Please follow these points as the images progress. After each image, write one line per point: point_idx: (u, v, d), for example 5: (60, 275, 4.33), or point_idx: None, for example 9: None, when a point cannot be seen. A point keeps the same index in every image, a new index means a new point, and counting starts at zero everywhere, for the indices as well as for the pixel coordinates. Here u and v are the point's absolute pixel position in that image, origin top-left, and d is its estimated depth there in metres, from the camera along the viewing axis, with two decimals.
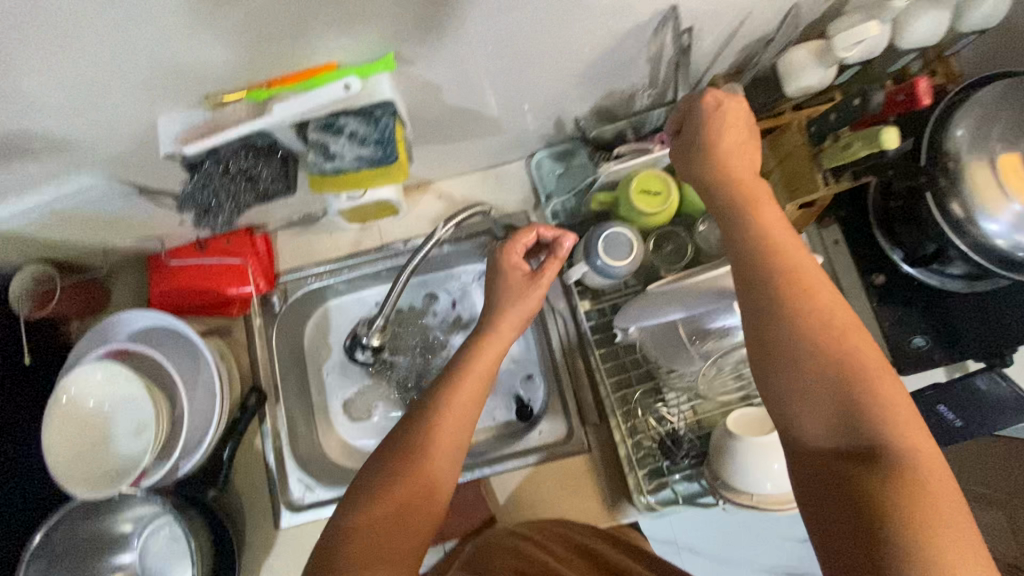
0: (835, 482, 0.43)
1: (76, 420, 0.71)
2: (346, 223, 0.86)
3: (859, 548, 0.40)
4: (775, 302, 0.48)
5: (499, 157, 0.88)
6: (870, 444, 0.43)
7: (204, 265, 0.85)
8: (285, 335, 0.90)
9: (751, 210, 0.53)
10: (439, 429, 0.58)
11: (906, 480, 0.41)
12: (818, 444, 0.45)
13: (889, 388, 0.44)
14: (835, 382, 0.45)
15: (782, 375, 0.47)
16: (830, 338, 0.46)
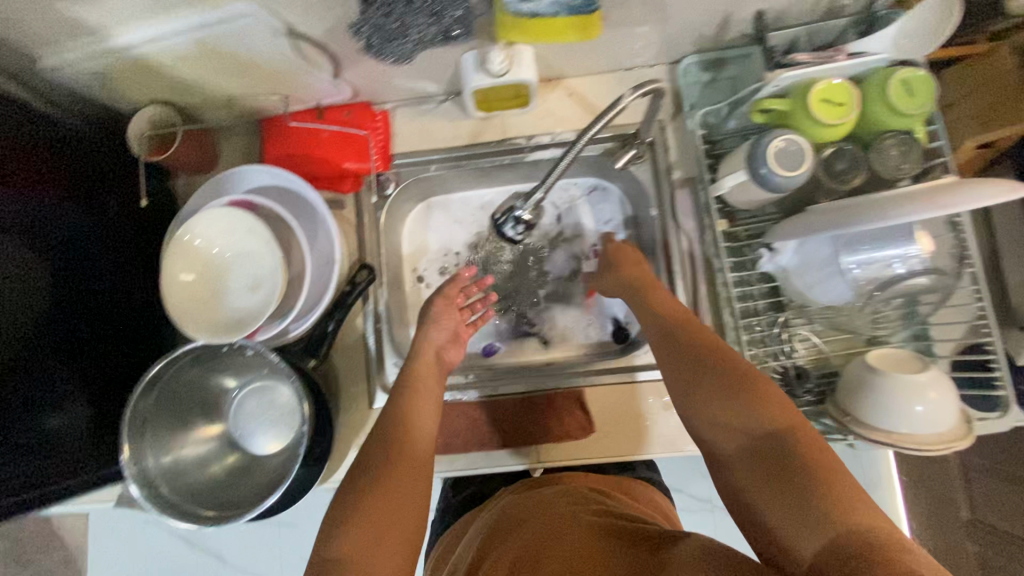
0: (783, 526, 0.47)
1: (196, 265, 0.69)
2: (472, 108, 0.81)
3: (827, 557, 0.43)
4: (686, 351, 0.61)
5: (643, 59, 0.81)
6: (779, 488, 0.48)
7: (322, 134, 0.81)
8: (389, 220, 0.88)
9: (679, 319, 0.64)
10: (405, 413, 0.67)
11: (805, 467, 0.48)
12: (749, 468, 0.51)
13: (770, 401, 0.52)
14: (760, 425, 0.52)
15: (720, 433, 0.54)
16: (711, 362, 0.58)
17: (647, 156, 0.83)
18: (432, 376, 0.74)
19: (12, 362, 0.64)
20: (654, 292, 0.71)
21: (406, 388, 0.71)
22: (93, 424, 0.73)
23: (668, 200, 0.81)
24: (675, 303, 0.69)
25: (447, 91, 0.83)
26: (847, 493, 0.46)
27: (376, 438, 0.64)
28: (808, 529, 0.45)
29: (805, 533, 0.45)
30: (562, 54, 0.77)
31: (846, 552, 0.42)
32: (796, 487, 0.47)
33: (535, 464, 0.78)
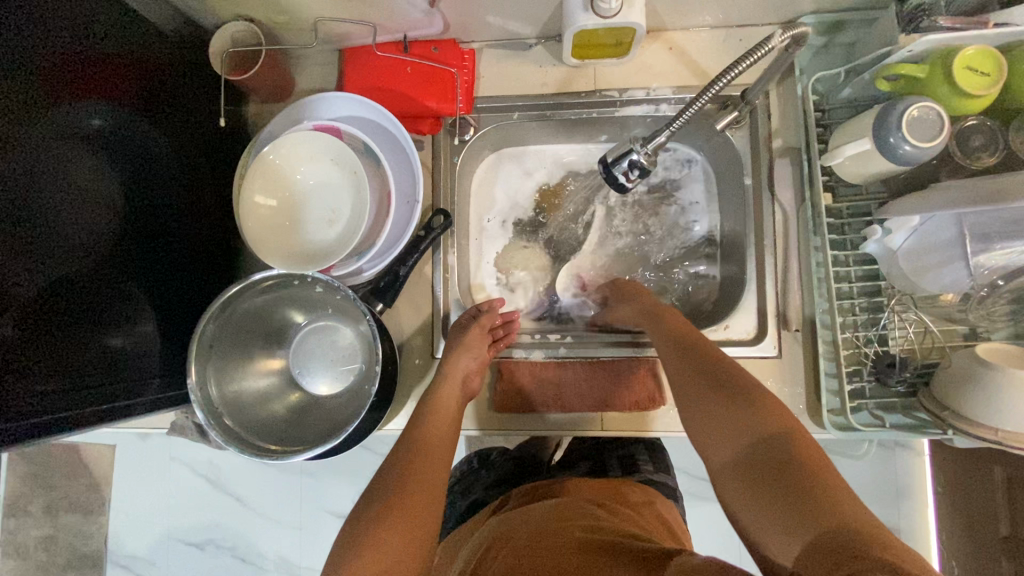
0: (782, 516, 0.45)
1: (279, 189, 0.67)
2: (567, 54, 0.76)
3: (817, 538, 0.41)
4: (690, 358, 0.61)
5: (754, 15, 0.75)
6: (773, 485, 0.47)
7: (406, 68, 0.76)
8: (464, 167, 0.84)
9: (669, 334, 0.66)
10: (416, 466, 0.64)
11: (801, 469, 0.46)
12: (739, 473, 0.50)
13: (762, 415, 0.51)
14: (750, 426, 0.51)
15: (713, 442, 0.53)
16: (710, 371, 0.58)
17: (746, 120, 0.78)
18: (446, 420, 0.70)
19: (84, 272, 0.62)
20: (674, 317, 0.69)
21: (425, 442, 0.67)
22: (156, 346, 0.71)
23: (766, 169, 0.76)
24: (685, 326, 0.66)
25: (540, 34, 0.79)
26: (840, 490, 0.44)
27: (380, 495, 0.61)
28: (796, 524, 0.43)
29: (792, 527, 0.43)
30: (672, 2, 0.72)
31: (832, 539, 0.40)
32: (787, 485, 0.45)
33: (597, 432, 0.76)
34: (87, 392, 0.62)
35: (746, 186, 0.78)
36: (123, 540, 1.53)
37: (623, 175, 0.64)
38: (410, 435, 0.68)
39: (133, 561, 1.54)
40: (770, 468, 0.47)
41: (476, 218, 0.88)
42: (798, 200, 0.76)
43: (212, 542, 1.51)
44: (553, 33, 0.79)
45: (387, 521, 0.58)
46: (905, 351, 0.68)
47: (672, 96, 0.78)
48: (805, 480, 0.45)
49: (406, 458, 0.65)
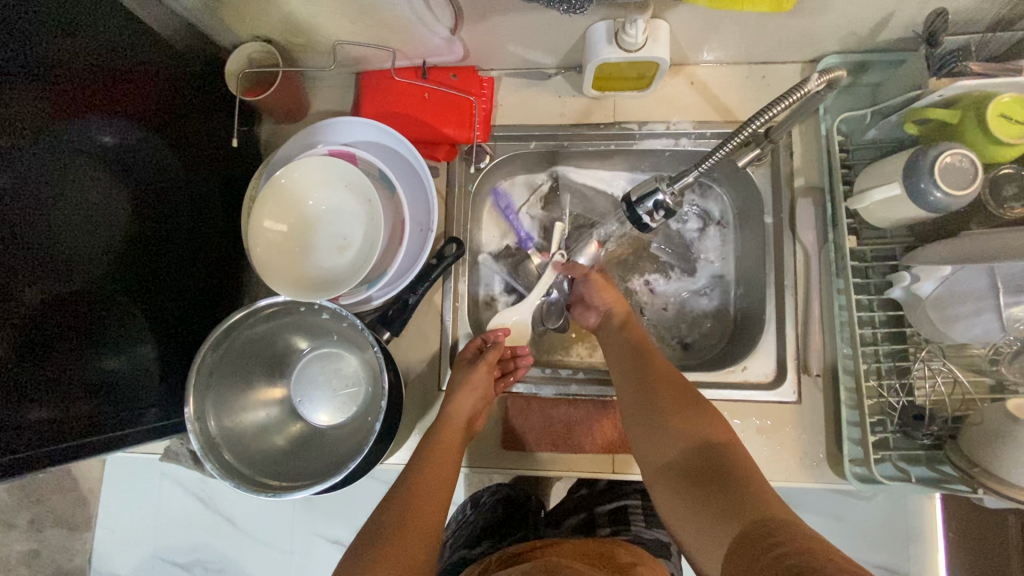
0: (706, 513, 0.49)
1: (289, 214, 0.65)
2: (587, 87, 0.75)
3: (739, 536, 0.45)
4: (638, 363, 0.65)
5: (778, 53, 0.74)
6: (699, 485, 0.51)
7: (425, 94, 0.76)
8: (478, 195, 0.83)
9: (625, 332, 0.70)
10: (409, 519, 0.59)
11: (733, 471, 0.51)
12: (678, 474, 0.54)
13: (704, 428, 0.56)
14: (687, 434, 0.56)
15: (652, 446, 0.57)
16: (655, 379, 0.62)
17: (767, 158, 0.76)
18: (445, 466, 0.66)
19: (82, 292, 0.60)
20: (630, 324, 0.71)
21: (417, 487, 0.63)
22: (154, 370, 0.69)
23: (787, 208, 0.75)
24: (642, 334, 0.70)
25: (560, 64, 0.78)
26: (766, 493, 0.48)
27: (366, 546, 0.57)
28: (725, 520, 0.47)
29: (722, 522, 0.47)
30: (695, 36, 0.71)
31: (759, 532, 0.44)
32: (721, 488, 0.50)
33: (608, 474, 0.73)
34: (77, 418, 0.59)
35: (766, 225, 0.76)
36: (108, 557, 1.50)
37: (646, 214, 0.63)
38: (404, 485, 0.64)
39: None
40: (709, 472, 0.52)
41: (488, 245, 0.86)
42: (819, 241, 0.74)
43: (198, 563, 1.47)
44: (573, 64, 0.77)
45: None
46: (931, 402, 0.66)
47: (692, 131, 0.77)
48: (736, 483, 0.50)
49: (400, 511, 0.60)
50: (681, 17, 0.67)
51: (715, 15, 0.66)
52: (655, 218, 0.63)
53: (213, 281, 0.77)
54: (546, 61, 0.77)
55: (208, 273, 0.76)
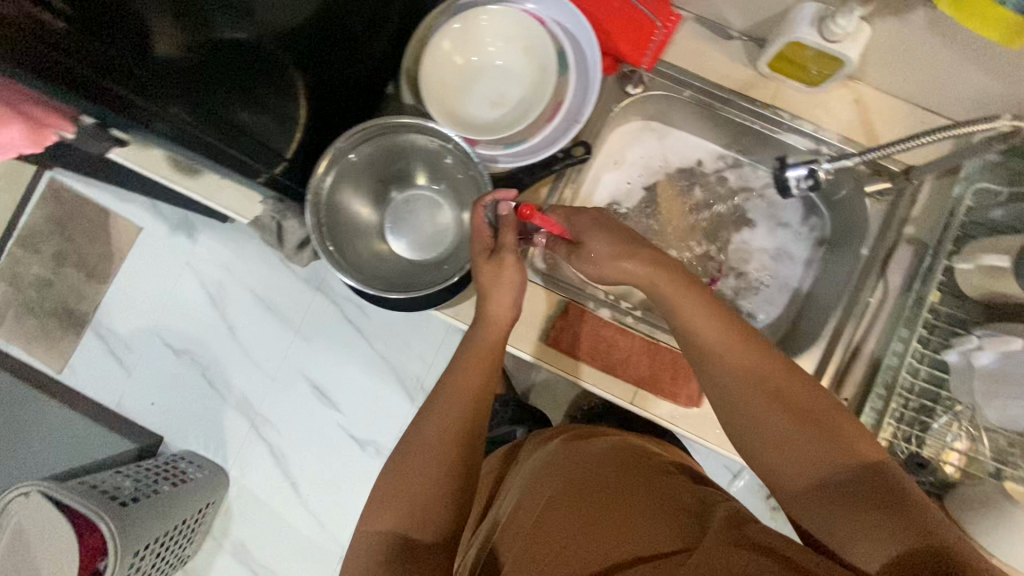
0: (857, 525, 0.49)
1: (467, 49, 0.70)
2: (764, 59, 0.77)
3: (911, 553, 0.46)
4: (733, 350, 0.58)
5: (947, 105, 0.77)
6: (849, 490, 0.50)
7: (616, 3, 0.78)
8: (613, 117, 0.86)
9: (698, 304, 0.60)
10: (405, 465, 0.62)
11: (882, 483, 0.50)
12: (816, 491, 0.52)
13: (843, 442, 0.52)
14: (816, 440, 0.53)
15: (771, 446, 0.55)
16: (761, 372, 0.57)
17: (889, 196, 0.79)
18: (479, 367, 0.67)
19: (255, 40, 0.66)
20: (685, 306, 0.61)
21: (413, 440, 0.64)
22: (284, 140, 0.71)
23: (888, 247, 0.78)
24: (697, 295, 0.61)
25: (746, 30, 0.80)
26: (926, 504, 0.48)
27: (406, 444, 0.64)
28: (885, 533, 0.47)
29: (879, 534, 0.48)
30: (886, 54, 0.73)
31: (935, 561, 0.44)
32: (869, 481, 0.50)
33: (626, 404, 0.79)
34: (194, 123, 0.60)
35: (861, 255, 0.80)
36: (116, 316, 1.75)
37: (793, 181, 0.77)
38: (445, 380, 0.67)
39: (114, 338, 1.75)
40: (869, 483, 0.50)
41: (601, 170, 0.91)
42: (901, 287, 0.77)
43: (189, 353, 1.73)
44: (759, 35, 0.80)
45: (406, 471, 0.62)
46: (934, 459, 0.71)
47: (836, 143, 0.79)
48: (892, 496, 0.49)
49: (419, 431, 0.64)
50: (887, 29, 0.69)
51: (919, 40, 0.68)
52: (805, 185, 0.77)
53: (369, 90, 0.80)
54: (736, 21, 0.79)
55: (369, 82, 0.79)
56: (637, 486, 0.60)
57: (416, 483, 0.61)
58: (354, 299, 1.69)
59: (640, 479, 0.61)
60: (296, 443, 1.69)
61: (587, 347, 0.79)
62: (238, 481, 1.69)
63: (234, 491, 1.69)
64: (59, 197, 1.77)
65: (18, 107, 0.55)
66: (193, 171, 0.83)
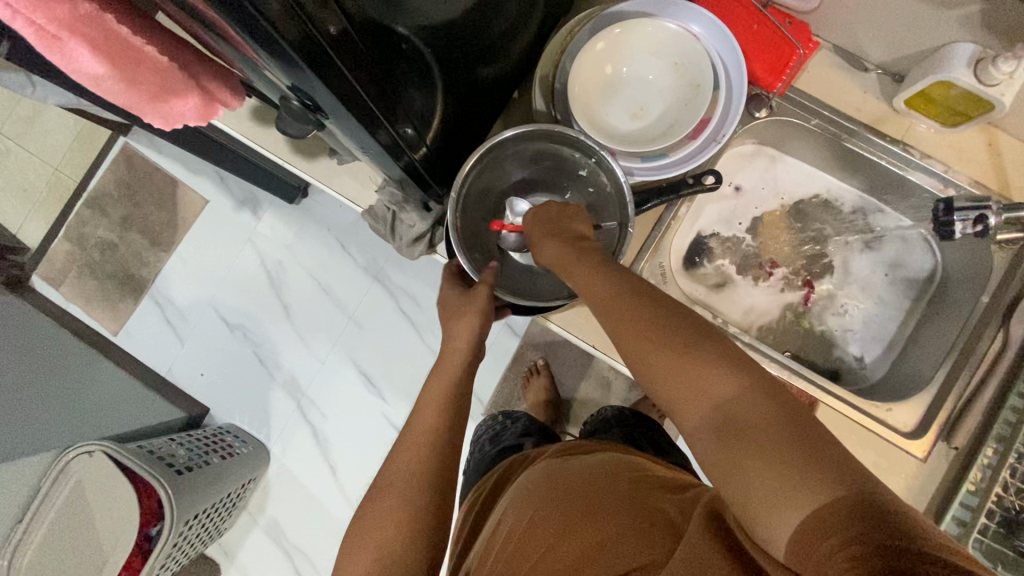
0: (761, 492, 0.39)
1: (619, 57, 0.69)
2: (902, 94, 0.76)
3: (827, 526, 0.36)
4: (624, 303, 0.53)
5: None
6: (746, 440, 0.42)
7: (756, 25, 0.77)
8: (732, 138, 0.86)
9: (601, 267, 0.57)
10: (387, 510, 0.60)
11: (794, 435, 0.40)
12: (711, 450, 0.44)
13: (735, 390, 0.44)
14: (717, 392, 0.45)
15: (671, 400, 0.48)
16: (645, 318, 0.51)
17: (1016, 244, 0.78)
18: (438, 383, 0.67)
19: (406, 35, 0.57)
20: (596, 276, 0.56)
21: (390, 475, 0.63)
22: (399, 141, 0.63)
23: (1011, 297, 0.76)
24: (594, 275, 0.57)
25: (883, 63, 0.79)
26: (846, 459, 0.38)
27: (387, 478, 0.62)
28: (796, 497, 0.38)
29: (786, 500, 0.38)
30: None
31: (846, 520, 0.36)
32: (775, 435, 0.41)
33: None
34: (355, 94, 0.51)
35: (979, 303, 0.78)
36: (175, 285, 1.78)
37: (961, 223, 0.72)
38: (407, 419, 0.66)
39: (171, 306, 1.78)
40: (754, 430, 0.42)
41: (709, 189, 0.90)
42: None
43: (243, 328, 1.75)
44: (896, 70, 0.79)
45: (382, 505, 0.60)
46: None
47: (966, 186, 0.78)
48: (800, 452, 0.39)
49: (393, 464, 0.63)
50: None
51: None
52: (971, 230, 0.72)
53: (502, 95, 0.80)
54: (875, 53, 0.78)
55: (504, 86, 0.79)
56: (619, 490, 0.58)
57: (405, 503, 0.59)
58: (410, 291, 1.70)
59: (606, 486, 0.59)
60: (339, 428, 1.70)
61: None
62: (279, 460, 1.70)
63: (274, 470, 1.70)
64: (131, 162, 1.80)
65: (201, 84, 0.57)
66: (312, 155, 0.84)
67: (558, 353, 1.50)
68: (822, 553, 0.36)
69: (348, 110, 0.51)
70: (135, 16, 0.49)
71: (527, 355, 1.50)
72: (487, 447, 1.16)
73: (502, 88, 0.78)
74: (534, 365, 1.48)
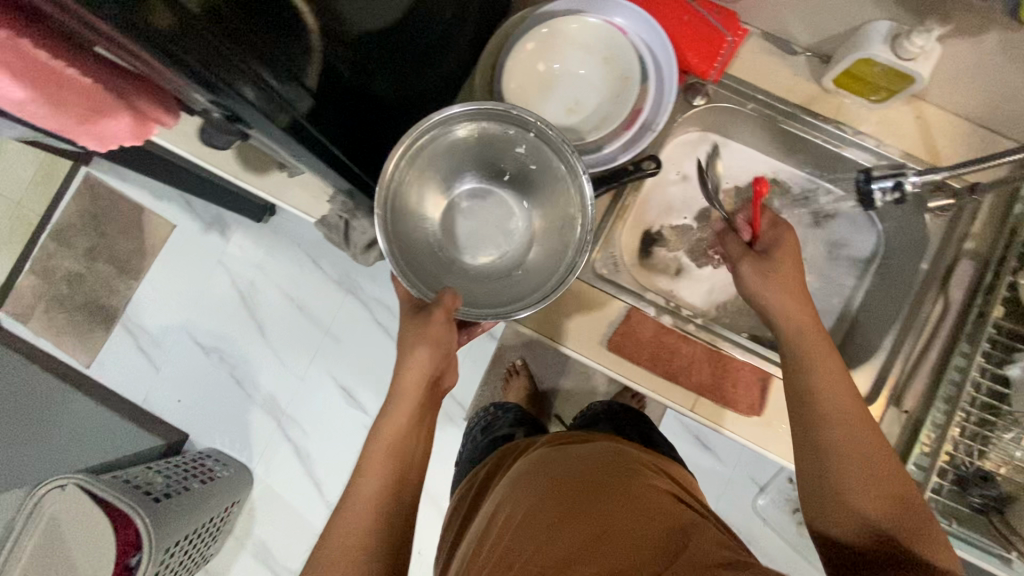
0: (869, 510, 0.60)
1: (550, 54, 0.71)
2: (831, 74, 0.79)
3: (896, 526, 0.59)
4: (804, 354, 0.68)
5: (1011, 126, 0.78)
6: (870, 493, 0.61)
7: (687, 17, 0.79)
8: (675, 128, 0.88)
9: (786, 291, 0.70)
10: (345, 520, 0.64)
11: (892, 479, 0.61)
12: (853, 486, 0.61)
13: (883, 463, 0.62)
14: (874, 450, 0.62)
15: (819, 415, 0.65)
16: (825, 390, 0.65)
17: (950, 212, 0.81)
18: (410, 398, 0.71)
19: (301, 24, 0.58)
20: (801, 310, 0.70)
21: (358, 482, 0.67)
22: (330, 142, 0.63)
23: (948, 262, 0.79)
24: (797, 292, 0.70)
25: (811, 46, 0.82)
26: (916, 503, 0.61)
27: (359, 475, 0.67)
28: (875, 507, 0.60)
29: (869, 507, 0.60)
30: (954, 74, 0.75)
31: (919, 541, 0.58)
32: (895, 487, 0.61)
33: (685, 410, 0.78)
34: (265, 97, 0.52)
35: (920, 270, 0.81)
36: (147, 313, 1.76)
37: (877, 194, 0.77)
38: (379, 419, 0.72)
39: (144, 334, 1.76)
40: (872, 473, 0.61)
41: (659, 179, 0.93)
42: (963, 303, 0.78)
43: (218, 351, 1.74)
44: (824, 52, 0.82)
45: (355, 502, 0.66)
46: (996, 473, 0.72)
47: (898, 158, 0.81)
48: (876, 468, 0.62)
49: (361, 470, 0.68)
50: (958, 49, 0.71)
51: (990, 62, 0.70)
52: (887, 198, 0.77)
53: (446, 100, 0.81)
54: (803, 37, 0.81)
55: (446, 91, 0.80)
56: (603, 477, 0.66)
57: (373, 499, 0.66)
58: (385, 301, 1.70)
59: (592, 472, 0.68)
60: (322, 444, 1.69)
61: (644, 353, 0.80)
62: (264, 481, 1.69)
63: (259, 491, 1.68)
64: (95, 192, 1.79)
65: (131, 103, 0.56)
66: (262, 170, 0.85)
67: (534, 352, 1.51)
68: (877, 532, 0.59)
69: (264, 118, 0.53)
70: (60, 40, 0.49)
71: (504, 356, 1.51)
72: (479, 437, 1.18)
73: (444, 93, 0.80)
74: (511, 366, 1.49)
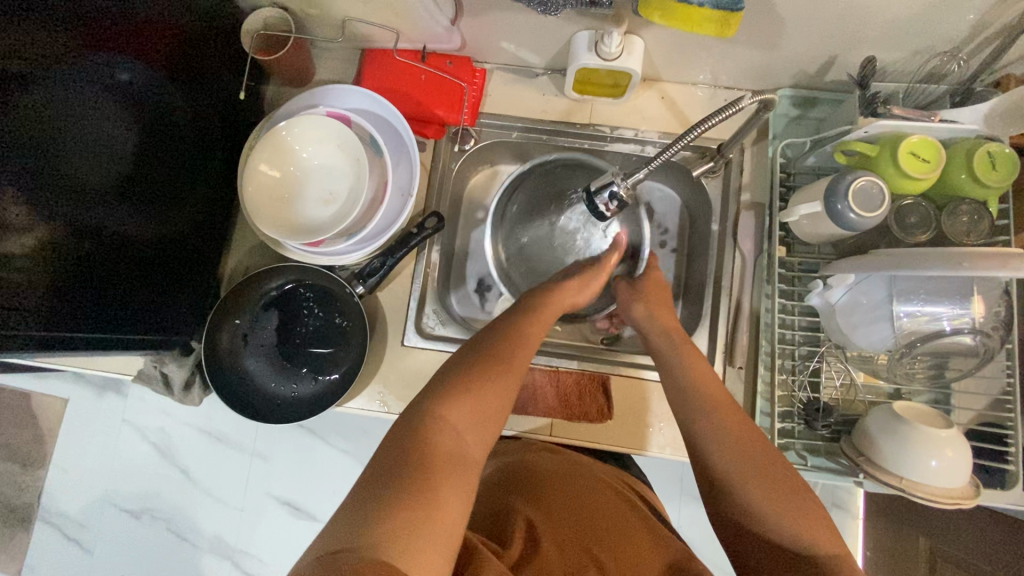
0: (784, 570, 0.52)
1: (288, 162, 0.75)
2: (568, 87, 0.83)
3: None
4: (697, 397, 0.64)
5: (742, 80, 0.83)
6: (791, 541, 0.53)
7: (421, 76, 0.82)
8: (459, 174, 0.91)
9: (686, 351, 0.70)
10: (426, 480, 0.50)
11: (812, 523, 0.53)
12: (766, 542, 0.54)
13: (778, 457, 0.58)
14: (783, 485, 0.56)
15: (713, 455, 0.59)
16: (726, 421, 0.61)
17: (720, 172, 0.86)
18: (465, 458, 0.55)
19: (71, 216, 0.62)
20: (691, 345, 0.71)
21: (428, 455, 0.52)
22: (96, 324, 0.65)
23: (731, 219, 0.84)
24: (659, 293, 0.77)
25: (547, 66, 0.86)
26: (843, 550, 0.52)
27: (394, 505, 0.47)
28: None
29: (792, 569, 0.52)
30: (671, 55, 0.80)
31: None
32: (814, 538, 0.52)
33: (546, 437, 0.81)
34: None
35: (713, 232, 0.85)
36: (62, 497, 1.54)
37: (602, 205, 0.66)
38: (428, 397, 0.58)
39: (64, 521, 1.54)
40: (762, 468, 0.57)
41: (467, 221, 0.94)
42: (755, 251, 0.83)
43: (148, 511, 1.52)
44: (560, 67, 0.86)
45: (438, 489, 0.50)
46: (830, 399, 0.76)
47: (657, 140, 0.85)
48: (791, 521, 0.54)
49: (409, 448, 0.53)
50: (656, 37, 0.76)
51: (685, 39, 0.75)
52: (611, 207, 0.66)
53: (222, 221, 0.84)
54: (535, 60, 0.85)
55: (216, 214, 0.83)
56: (579, 503, 0.68)
57: (452, 511, 0.50)
58: None
59: (568, 504, 0.68)
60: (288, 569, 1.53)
61: None
62: None
63: None
64: None
65: None
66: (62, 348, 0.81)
67: None
68: None
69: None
70: None
71: None
72: None
73: (214, 217, 0.83)
74: None
